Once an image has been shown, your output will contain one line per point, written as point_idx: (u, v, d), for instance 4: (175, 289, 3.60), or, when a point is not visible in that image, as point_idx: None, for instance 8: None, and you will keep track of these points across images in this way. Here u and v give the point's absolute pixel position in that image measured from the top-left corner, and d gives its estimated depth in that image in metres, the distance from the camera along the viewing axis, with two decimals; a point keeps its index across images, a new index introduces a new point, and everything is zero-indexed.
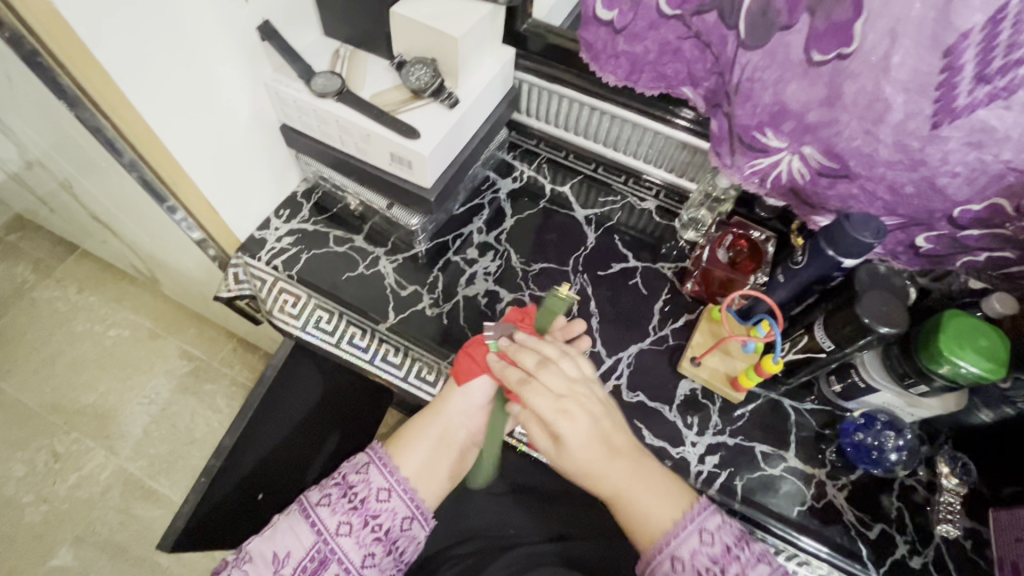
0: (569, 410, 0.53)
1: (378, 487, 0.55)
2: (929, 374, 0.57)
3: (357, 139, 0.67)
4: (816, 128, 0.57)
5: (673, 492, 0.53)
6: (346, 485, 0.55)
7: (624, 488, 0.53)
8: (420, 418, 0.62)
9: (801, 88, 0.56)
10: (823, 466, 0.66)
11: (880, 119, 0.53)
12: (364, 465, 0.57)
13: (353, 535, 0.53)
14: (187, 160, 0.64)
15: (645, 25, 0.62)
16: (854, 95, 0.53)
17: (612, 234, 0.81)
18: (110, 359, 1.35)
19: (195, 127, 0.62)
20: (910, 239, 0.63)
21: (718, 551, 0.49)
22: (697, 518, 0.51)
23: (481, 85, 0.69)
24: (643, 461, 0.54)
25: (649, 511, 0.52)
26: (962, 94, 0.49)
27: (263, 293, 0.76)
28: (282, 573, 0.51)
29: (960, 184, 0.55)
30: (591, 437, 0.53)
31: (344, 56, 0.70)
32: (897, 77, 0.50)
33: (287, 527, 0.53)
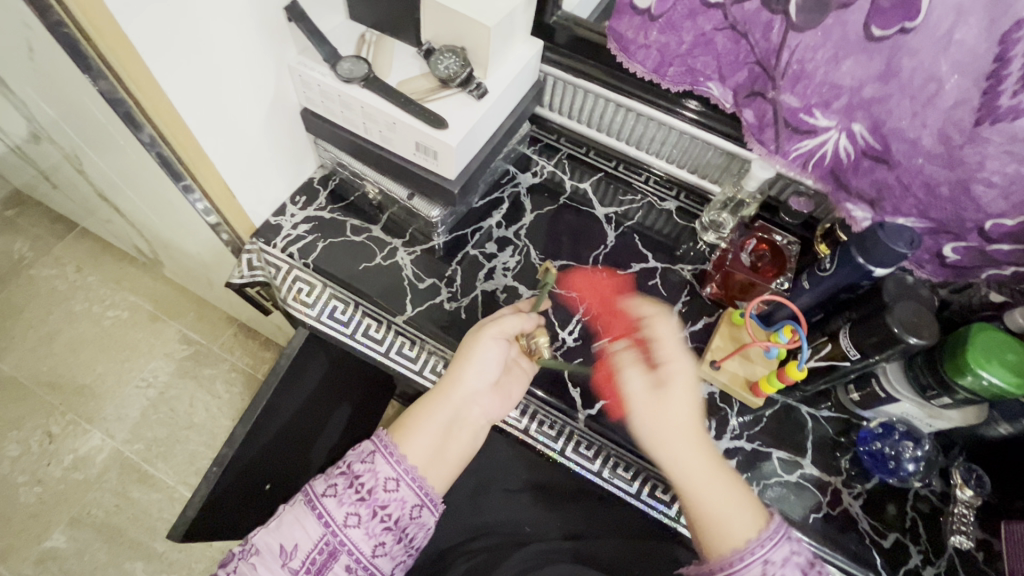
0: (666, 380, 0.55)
1: (384, 477, 0.54)
2: (952, 386, 0.57)
3: (381, 127, 0.65)
4: (868, 105, 0.56)
5: (745, 502, 0.51)
6: (352, 475, 0.54)
7: (702, 486, 0.51)
8: (426, 399, 0.59)
9: (858, 65, 0.54)
10: (839, 474, 0.66)
11: (930, 100, 0.52)
12: (369, 454, 0.55)
13: (362, 527, 0.52)
14: (210, 141, 0.62)
15: (684, 13, 0.61)
16: (910, 70, 0.52)
17: (631, 234, 0.80)
18: (108, 340, 1.33)
19: (217, 107, 0.60)
20: (937, 247, 0.62)
21: (804, 561, 0.48)
22: (774, 533, 0.49)
23: (510, 76, 0.67)
24: (719, 462, 0.54)
25: (726, 516, 0.50)
26: (1006, 94, 0.49)
27: (277, 279, 0.75)
28: (291, 566, 0.50)
29: (995, 196, 0.55)
30: (690, 413, 0.54)
31: (370, 41, 0.68)
32: (954, 56, 0.49)
33: (295, 519, 0.52)
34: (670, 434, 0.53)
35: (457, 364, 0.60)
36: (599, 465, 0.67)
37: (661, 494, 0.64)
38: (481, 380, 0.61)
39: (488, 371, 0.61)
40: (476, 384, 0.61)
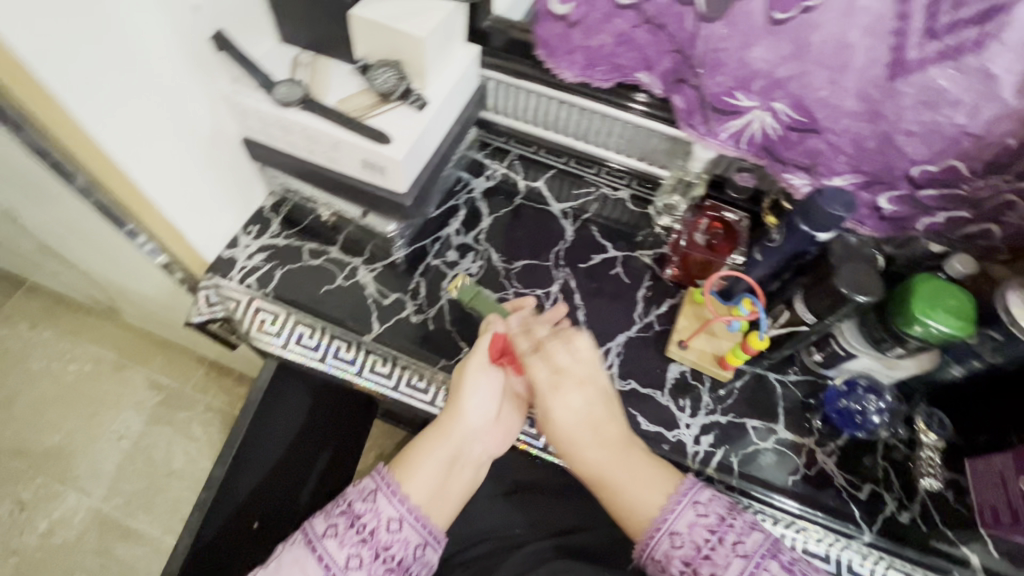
0: (564, 393, 0.59)
1: (388, 518, 0.55)
2: (904, 336, 0.59)
3: (326, 147, 0.65)
4: (785, 83, 0.58)
5: (662, 478, 0.57)
6: (354, 514, 0.54)
7: (614, 470, 0.57)
8: (427, 437, 0.60)
9: (767, 49, 0.57)
10: (812, 434, 0.68)
11: (845, 66, 0.55)
12: (370, 494, 0.56)
13: (365, 568, 0.53)
14: (144, 176, 0.60)
15: (600, 17, 0.63)
16: (821, 44, 0.54)
17: (588, 225, 0.81)
18: (73, 396, 1.28)
19: (147, 142, 0.58)
20: (874, 201, 0.65)
21: (713, 521, 0.53)
22: (687, 494, 0.55)
23: (450, 83, 0.68)
24: (636, 455, 0.58)
25: (643, 499, 0.56)
26: (912, 46, 0.51)
27: (237, 313, 0.73)
28: None
29: (917, 142, 0.57)
30: (593, 428, 0.59)
31: (304, 63, 0.67)
32: (860, 23, 0.52)
33: (294, 560, 0.51)
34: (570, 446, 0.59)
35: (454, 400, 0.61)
36: None
37: None
38: (481, 413, 0.61)
39: (485, 402, 0.61)
40: (477, 419, 0.61)
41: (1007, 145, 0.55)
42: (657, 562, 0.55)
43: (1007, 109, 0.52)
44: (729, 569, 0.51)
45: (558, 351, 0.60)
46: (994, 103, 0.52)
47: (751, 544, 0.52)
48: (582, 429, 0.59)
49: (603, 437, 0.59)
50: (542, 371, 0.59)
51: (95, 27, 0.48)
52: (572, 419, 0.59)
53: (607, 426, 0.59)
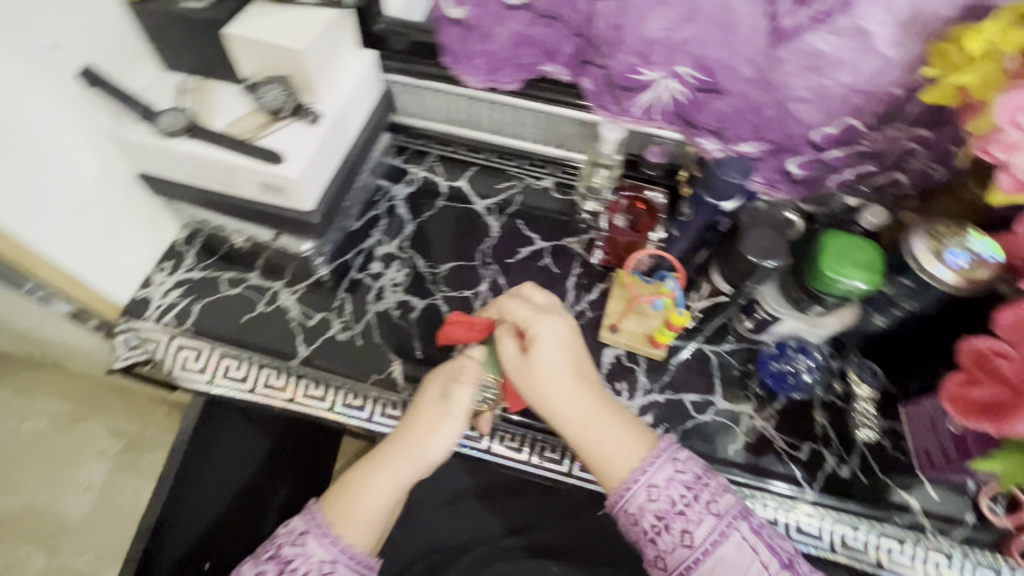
0: (545, 335, 0.57)
1: (319, 560, 0.51)
2: (822, 295, 0.59)
3: (221, 174, 0.62)
4: (685, 46, 0.56)
5: (636, 429, 0.55)
6: (282, 560, 0.51)
7: (591, 417, 0.54)
8: (371, 476, 0.55)
9: (662, 17, 0.54)
10: (750, 401, 0.68)
11: (732, 28, 0.53)
12: (300, 537, 0.52)
13: None
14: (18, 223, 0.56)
15: (492, 21, 0.61)
16: (710, 5, 0.52)
17: (517, 219, 0.80)
18: (22, 457, 1.17)
19: (14, 187, 0.55)
20: (783, 166, 0.65)
21: (690, 478, 0.51)
22: (663, 449, 0.53)
23: (344, 93, 0.66)
24: (609, 404, 0.56)
25: (618, 448, 0.53)
26: (785, 12, 0.51)
27: (158, 353, 0.71)
28: None
29: (810, 108, 0.57)
30: (568, 370, 0.56)
31: (191, 89, 0.65)
32: None
33: None
34: (543, 388, 0.55)
35: (412, 438, 0.55)
36: (526, 453, 0.66)
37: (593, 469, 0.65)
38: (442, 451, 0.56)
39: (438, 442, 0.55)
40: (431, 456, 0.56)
41: (893, 94, 0.55)
42: (629, 515, 0.51)
43: (886, 60, 0.52)
44: (702, 525, 0.50)
45: (517, 303, 0.59)
46: (873, 56, 0.52)
47: (724, 504, 0.51)
48: (558, 368, 0.56)
49: (578, 378, 0.56)
50: (526, 313, 0.58)
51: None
52: (552, 355, 0.56)
53: (582, 373, 0.57)
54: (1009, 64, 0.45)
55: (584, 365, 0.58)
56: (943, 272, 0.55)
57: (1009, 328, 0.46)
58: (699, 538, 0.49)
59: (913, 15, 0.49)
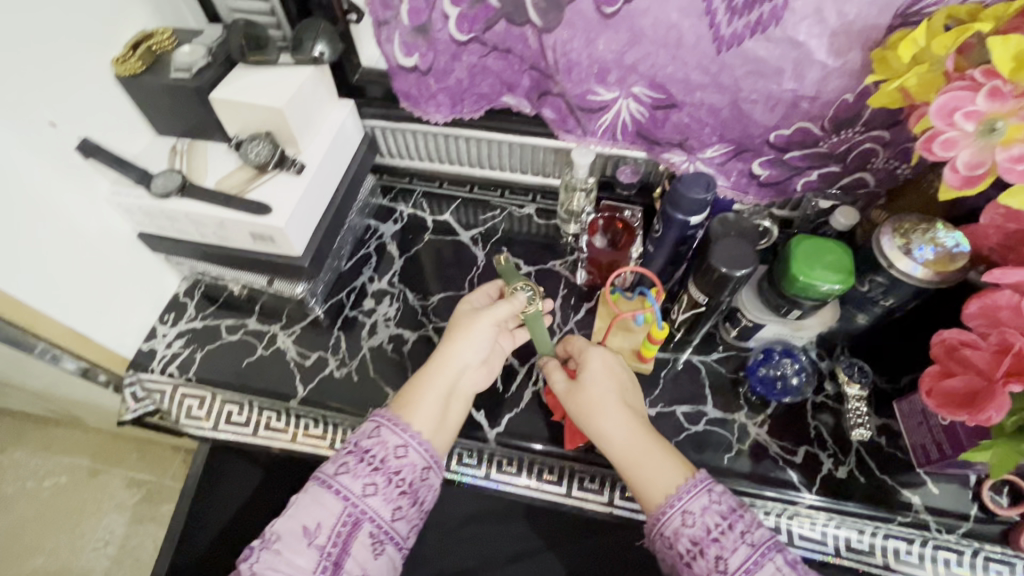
0: (599, 359, 0.63)
1: (393, 447, 0.57)
2: (796, 299, 0.60)
3: (213, 228, 0.66)
4: (637, 68, 0.58)
5: (678, 459, 0.57)
6: (361, 451, 0.57)
7: (636, 441, 0.57)
8: (424, 373, 0.62)
9: (610, 40, 0.55)
10: (742, 408, 0.69)
11: (679, 44, 0.55)
12: (374, 430, 0.58)
13: (380, 494, 0.56)
14: (22, 288, 0.60)
15: (448, 59, 0.62)
16: (652, 27, 0.54)
17: (501, 246, 0.83)
18: (51, 512, 1.19)
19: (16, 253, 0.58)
20: (748, 167, 0.65)
21: (725, 508, 0.52)
22: (703, 480, 0.54)
23: (327, 142, 0.70)
24: (651, 431, 0.59)
25: (657, 473, 0.55)
26: (722, 24, 0.52)
27: (163, 403, 0.74)
28: (316, 543, 0.53)
29: (763, 108, 0.58)
30: (618, 393, 0.61)
31: (182, 150, 0.69)
32: (675, 4, 0.52)
33: (313, 500, 0.55)
34: (595, 411, 0.59)
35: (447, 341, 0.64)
36: (526, 477, 0.71)
37: (589, 484, 0.70)
38: (474, 355, 0.63)
39: (471, 351, 0.63)
40: (472, 355, 0.63)
41: (847, 99, 0.56)
42: (666, 539, 0.53)
43: (830, 66, 0.53)
44: (737, 553, 0.49)
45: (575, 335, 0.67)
46: (813, 65, 0.53)
47: (758, 535, 0.50)
48: (607, 388, 0.61)
49: (624, 402, 0.61)
50: (581, 342, 0.66)
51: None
52: (604, 381, 0.61)
53: (630, 398, 0.62)
54: (945, 65, 0.47)
55: (634, 392, 0.63)
56: (915, 269, 0.56)
57: (977, 318, 0.47)
58: (732, 565, 0.49)
59: (843, 25, 0.50)
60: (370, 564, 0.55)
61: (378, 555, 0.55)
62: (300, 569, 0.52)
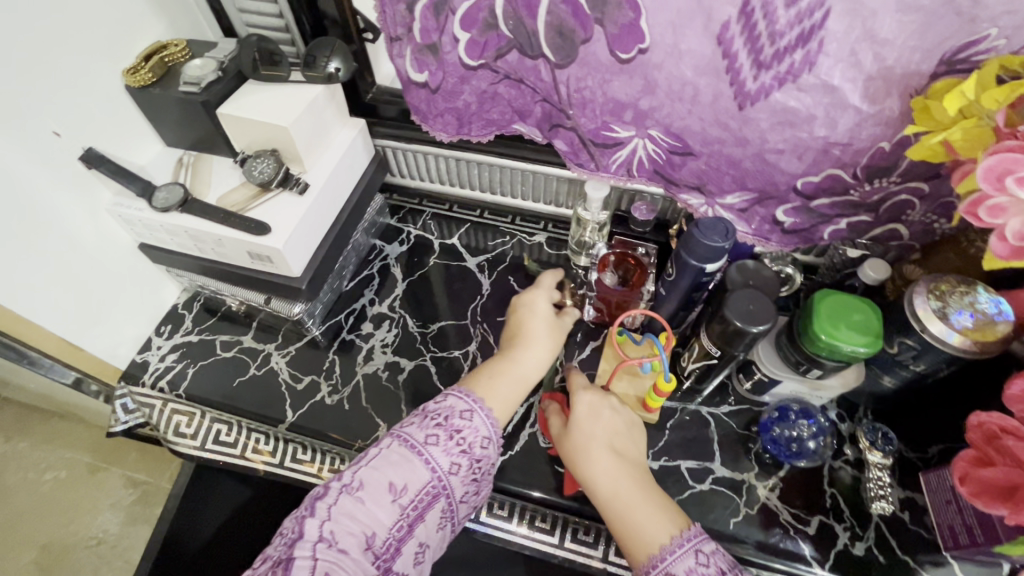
0: (595, 400, 0.60)
1: (482, 436, 0.55)
2: (816, 357, 0.56)
3: (211, 244, 0.64)
4: (652, 114, 0.55)
5: (668, 511, 0.52)
6: (452, 428, 0.54)
7: (621, 488, 0.54)
8: (498, 362, 0.61)
9: (624, 85, 0.53)
10: (753, 468, 0.64)
11: (694, 100, 0.52)
12: (466, 412, 0.55)
13: (462, 475, 0.54)
14: (23, 304, 0.59)
15: (456, 81, 0.59)
16: (666, 82, 0.51)
17: (507, 275, 0.80)
18: (47, 508, 1.18)
19: (15, 262, 0.57)
20: (771, 214, 0.61)
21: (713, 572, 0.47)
22: (690, 538, 0.49)
23: (333, 162, 0.68)
24: (642, 478, 0.55)
25: (642, 525, 0.51)
26: (749, 79, 0.48)
27: (153, 418, 0.72)
28: (399, 503, 0.51)
29: (790, 158, 0.54)
30: (611, 436, 0.58)
31: (188, 162, 0.69)
32: (691, 62, 0.49)
33: (402, 460, 0.52)
34: (579, 454, 0.57)
35: (526, 333, 0.64)
36: (518, 522, 0.67)
37: (583, 536, 0.65)
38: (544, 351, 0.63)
39: (544, 352, 0.64)
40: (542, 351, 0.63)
41: (881, 149, 0.51)
42: None
43: (865, 114, 0.49)
44: None
45: (578, 374, 0.64)
46: (847, 110, 0.48)
47: None
48: (600, 431, 0.58)
49: (616, 446, 0.58)
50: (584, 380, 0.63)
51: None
52: (595, 423, 0.59)
53: (625, 441, 0.58)
54: (993, 120, 0.42)
55: (634, 434, 0.60)
56: (950, 335, 0.51)
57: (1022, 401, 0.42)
58: None
59: (882, 69, 0.45)
60: (432, 534, 0.54)
61: (440, 527, 0.55)
62: (377, 525, 0.50)
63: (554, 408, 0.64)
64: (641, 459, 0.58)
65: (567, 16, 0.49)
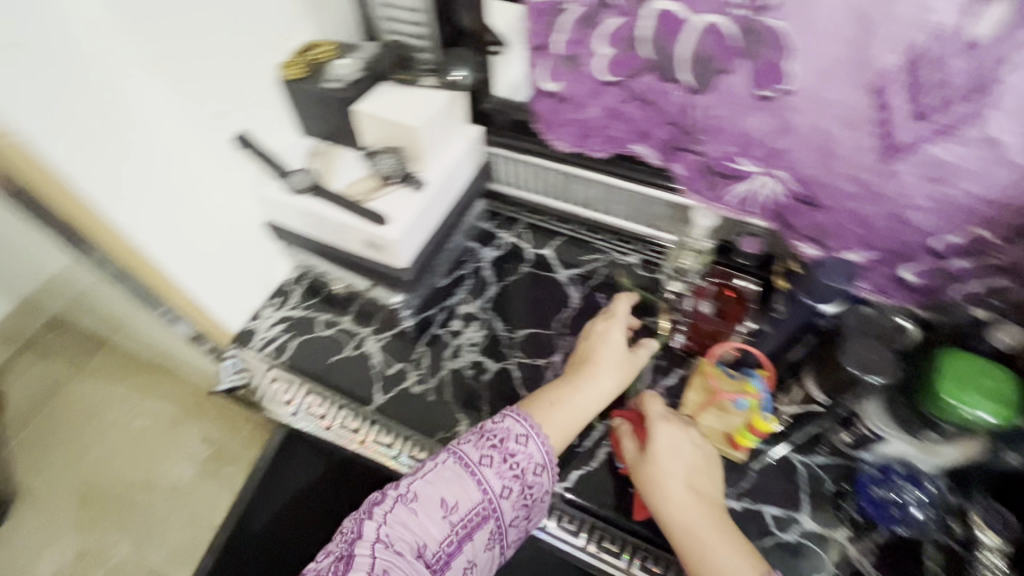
0: (672, 432, 0.59)
1: (535, 462, 0.57)
2: (937, 421, 0.52)
3: (332, 229, 0.70)
4: (783, 155, 0.55)
5: (747, 553, 0.52)
6: (508, 451, 0.57)
7: (699, 525, 0.54)
8: (560, 388, 0.63)
9: (759, 121, 0.53)
10: (844, 526, 0.61)
11: (830, 152, 0.52)
12: (523, 436, 0.58)
13: (512, 499, 0.56)
14: (175, 264, 0.68)
15: (587, 93, 0.61)
16: (805, 125, 0.51)
17: (596, 292, 0.80)
18: (136, 450, 1.29)
19: (169, 224, 0.65)
20: (894, 274, 0.59)
21: None
22: None
23: (450, 163, 0.72)
24: (720, 516, 0.55)
25: (721, 566, 0.51)
26: (901, 129, 0.47)
27: (259, 380, 0.80)
28: (450, 519, 0.54)
29: (931, 217, 0.52)
30: (688, 471, 0.57)
31: (320, 152, 0.73)
32: (834, 112, 0.49)
33: (456, 479, 0.55)
34: (656, 486, 0.57)
35: (593, 362, 0.65)
36: (584, 539, 0.66)
37: (651, 565, 0.63)
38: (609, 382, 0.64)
39: (610, 381, 0.64)
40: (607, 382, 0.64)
41: None
42: None
43: None
44: None
45: (653, 401, 0.62)
46: (1005, 167, 0.46)
47: None
48: (677, 466, 0.57)
49: (693, 481, 0.57)
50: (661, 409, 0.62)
51: (108, 137, 0.57)
52: (672, 457, 0.58)
53: (703, 477, 0.57)
54: None
55: (710, 471, 0.58)
56: None
57: None
58: None
59: None
60: (480, 556, 0.55)
61: (488, 550, 0.56)
62: (429, 537, 0.53)
63: (626, 429, 0.63)
64: (716, 496, 0.57)
65: (711, 47, 0.50)
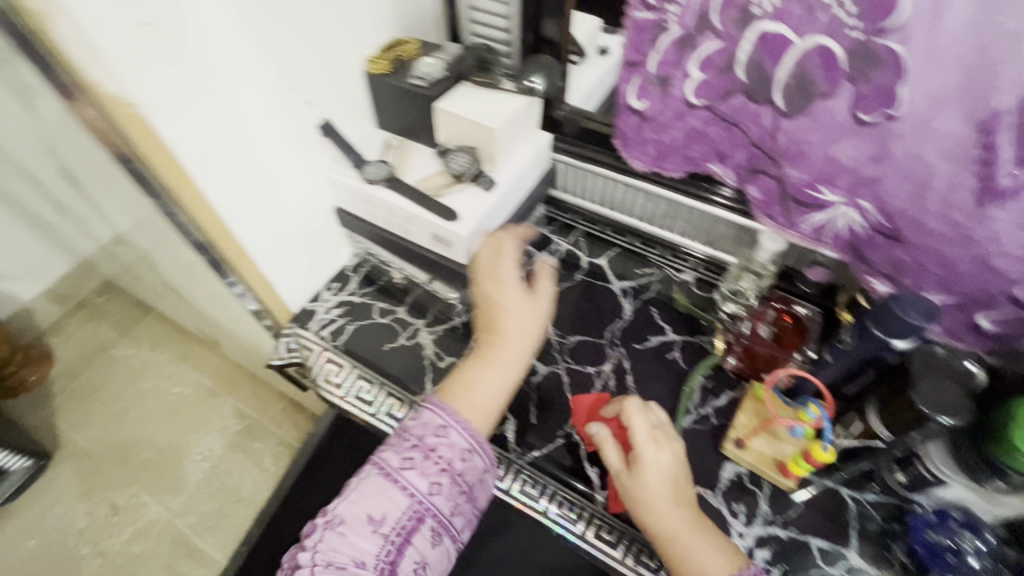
0: (652, 446, 0.57)
1: (459, 449, 0.59)
2: (1005, 469, 0.51)
3: (401, 221, 0.71)
4: (872, 183, 0.54)
5: (723, 548, 0.54)
6: (426, 448, 0.58)
7: (682, 532, 0.54)
8: (472, 362, 0.65)
9: (855, 146, 0.53)
10: (893, 567, 0.59)
11: (924, 184, 0.51)
12: (440, 429, 0.60)
13: (444, 494, 0.58)
14: (246, 239, 0.70)
15: (673, 115, 0.62)
16: (903, 155, 0.51)
17: (650, 306, 0.81)
18: (171, 416, 1.34)
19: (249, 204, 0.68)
20: (970, 318, 0.58)
21: None
22: None
23: (520, 167, 0.73)
24: (699, 514, 0.56)
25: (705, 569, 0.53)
26: (1003, 173, 0.46)
27: (310, 360, 0.81)
28: (381, 531, 0.56)
29: (1014, 262, 0.51)
30: (669, 482, 0.56)
31: (394, 146, 0.76)
32: (938, 143, 0.48)
33: (376, 490, 0.57)
34: (639, 496, 0.56)
35: (504, 324, 0.66)
36: (622, 550, 0.63)
37: None
38: (522, 336, 0.66)
39: (523, 340, 0.66)
40: (520, 340, 0.66)
41: None
42: None
43: None
44: None
45: (636, 414, 0.58)
46: None
47: None
48: (656, 480, 0.56)
49: (674, 489, 0.57)
50: (643, 423, 0.58)
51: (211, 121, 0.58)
52: (657, 472, 0.56)
53: (683, 481, 0.57)
54: None
55: (685, 478, 0.58)
56: None
57: None
58: None
59: None
60: (429, 553, 0.57)
61: (436, 545, 0.58)
62: (366, 553, 0.55)
63: (605, 436, 0.60)
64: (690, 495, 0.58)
65: (816, 68, 0.49)
